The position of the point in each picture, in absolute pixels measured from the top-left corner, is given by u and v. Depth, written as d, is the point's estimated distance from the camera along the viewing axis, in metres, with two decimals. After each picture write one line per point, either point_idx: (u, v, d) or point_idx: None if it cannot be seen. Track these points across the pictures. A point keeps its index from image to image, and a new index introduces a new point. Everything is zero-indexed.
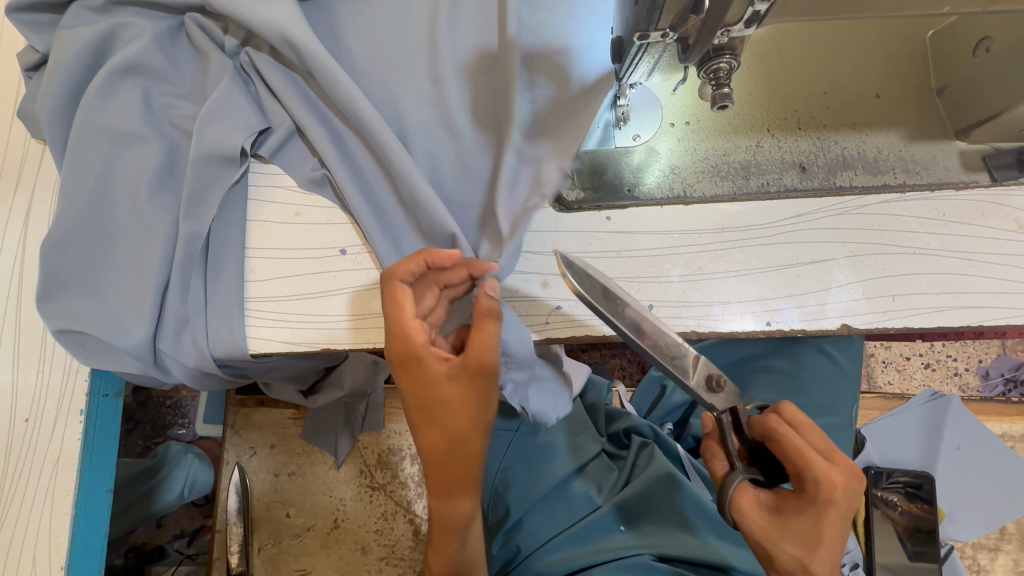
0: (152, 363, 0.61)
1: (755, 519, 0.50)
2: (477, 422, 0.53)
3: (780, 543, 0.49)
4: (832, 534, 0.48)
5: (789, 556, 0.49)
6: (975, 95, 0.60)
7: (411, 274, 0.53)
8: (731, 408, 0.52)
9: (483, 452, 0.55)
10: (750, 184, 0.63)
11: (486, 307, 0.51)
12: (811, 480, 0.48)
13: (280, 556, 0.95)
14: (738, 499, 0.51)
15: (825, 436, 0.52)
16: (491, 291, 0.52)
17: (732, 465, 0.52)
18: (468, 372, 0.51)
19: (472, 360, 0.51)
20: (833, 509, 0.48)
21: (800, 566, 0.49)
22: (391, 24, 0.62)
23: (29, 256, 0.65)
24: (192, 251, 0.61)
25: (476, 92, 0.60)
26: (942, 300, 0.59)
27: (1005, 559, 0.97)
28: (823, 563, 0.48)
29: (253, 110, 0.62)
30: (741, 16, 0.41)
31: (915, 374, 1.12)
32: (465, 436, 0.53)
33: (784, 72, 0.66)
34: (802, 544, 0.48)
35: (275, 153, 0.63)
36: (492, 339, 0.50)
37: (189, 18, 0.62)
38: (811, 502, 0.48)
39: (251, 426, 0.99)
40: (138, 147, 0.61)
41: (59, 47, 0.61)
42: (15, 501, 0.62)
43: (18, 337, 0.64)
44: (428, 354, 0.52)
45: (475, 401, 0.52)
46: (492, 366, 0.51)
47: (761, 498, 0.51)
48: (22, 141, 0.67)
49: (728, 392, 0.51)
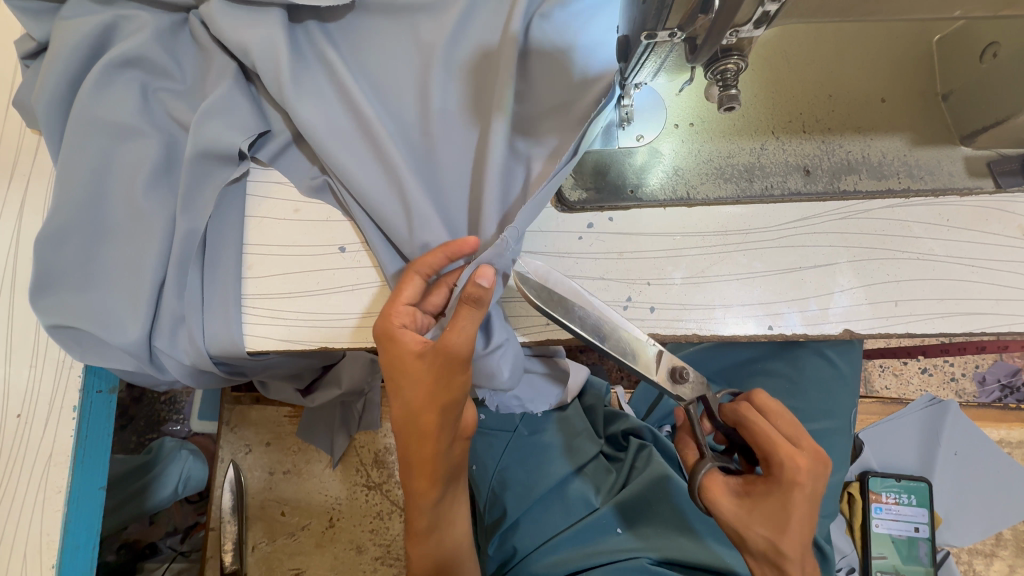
0: (148, 362, 0.61)
1: (726, 503, 0.53)
2: (433, 399, 0.53)
3: (750, 526, 0.51)
4: (798, 515, 0.50)
5: (760, 537, 0.51)
6: (980, 101, 0.59)
7: (429, 266, 0.54)
8: (699, 397, 0.55)
9: (445, 433, 0.55)
10: (754, 187, 0.62)
11: (472, 294, 0.48)
12: (777, 463, 0.51)
13: (273, 555, 0.94)
14: (711, 483, 0.54)
15: (795, 423, 0.54)
16: (483, 280, 0.48)
17: (704, 453, 0.55)
18: (433, 356, 0.51)
19: (440, 342, 0.50)
20: (798, 491, 0.50)
21: (769, 545, 0.51)
22: (393, 27, 0.61)
23: (23, 250, 0.64)
24: (190, 246, 0.60)
25: (482, 97, 0.59)
26: (944, 306, 0.59)
27: (1000, 565, 0.97)
28: (791, 543, 0.50)
29: (253, 113, 0.60)
30: (751, 16, 0.40)
31: (913, 379, 1.12)
32: (421, 411, 0.54)
33: (791, 75, 0.65)
34: (771, 526, 0.51)
35: (275, 158, 0.62)
36: (463, 325, 0.49)
37: (195, 16, 0.62)
38: (777, 484, 0.51)
39: (246, 423, 0.99)
40: (135, 139, 0.60)
41: (57, 38, 0.60)
42: (6, 498, 0.61)
43: (11, 332, 0.63)
44: (403, 335, 0.53)
45: (436, 380, 0.52)
46: (458, 351, 0.50)
47: (733, 482, 0.54)
48: (17, 131, 0.66)
49: (690, 381, 0.54)
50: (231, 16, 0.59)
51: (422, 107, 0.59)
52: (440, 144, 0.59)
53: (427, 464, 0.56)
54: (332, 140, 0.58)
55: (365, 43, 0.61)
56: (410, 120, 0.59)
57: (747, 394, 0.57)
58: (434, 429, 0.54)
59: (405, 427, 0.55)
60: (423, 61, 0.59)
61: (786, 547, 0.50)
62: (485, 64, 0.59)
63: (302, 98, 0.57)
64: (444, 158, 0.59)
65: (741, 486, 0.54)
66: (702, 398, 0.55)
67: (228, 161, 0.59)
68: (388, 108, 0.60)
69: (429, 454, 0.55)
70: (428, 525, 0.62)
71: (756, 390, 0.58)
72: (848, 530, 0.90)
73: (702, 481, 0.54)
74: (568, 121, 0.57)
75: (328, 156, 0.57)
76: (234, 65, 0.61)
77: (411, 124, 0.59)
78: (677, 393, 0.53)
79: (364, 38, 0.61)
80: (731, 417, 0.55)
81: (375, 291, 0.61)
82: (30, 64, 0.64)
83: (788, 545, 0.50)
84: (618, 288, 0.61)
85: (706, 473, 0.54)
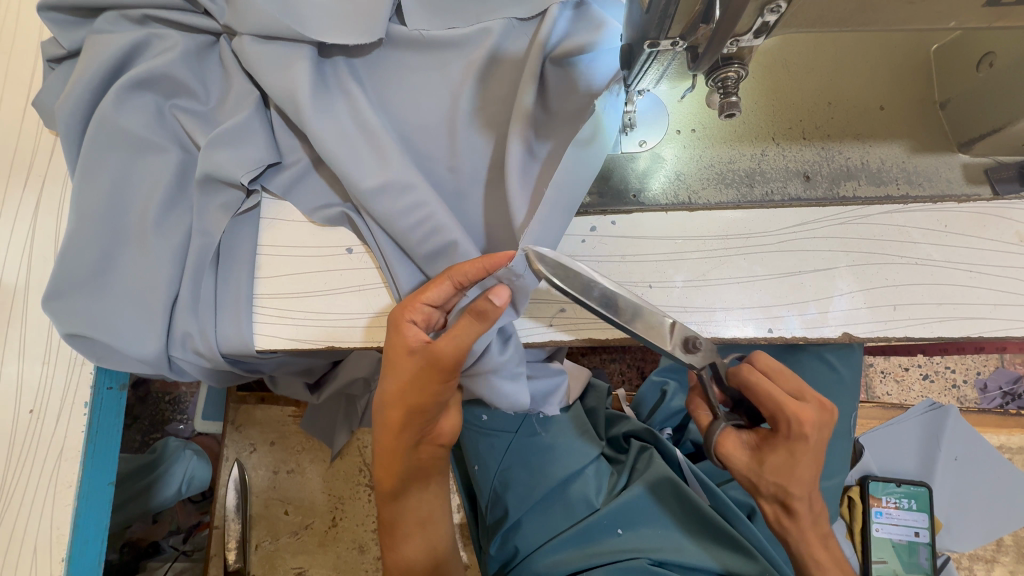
0: (166, 369, 0.62)
1: (739, 458, 0.55)
2: (405, 394, 0.57)
3: (761, 476, 0.54)
4: (804, 462, 0.52)
5: (771, 483, 0.54)
6: (974, 109, 0.61)
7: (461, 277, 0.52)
8: (709, 364, 0.52)
9: (405, 427, 0.59)
10: (754, 192, 0.63)
11: (480, 309, 0.49)
12: (782, 421, 0.52)
13: (276, 553, 0.95)
14: (724, 441, 0.56)
15: (795, 376, 0.55)
16: (495, 299, 0.48)
17: (717, 414, 0.56)
18: (427, 357, 0.54)
19: (436, 348, 0.52)
20: (803, 442, 0.51)
21: (779, 490, 0.54)
22: (418, 57, 0.63)
23: (37, 249, 0.65)
24: (203, 258, 0.61)
25: (503, 118, 0.61)
26: (942, 310, 0.60)
27: (1001, 570, 0.98)
28: (800, 486, 0.53)
29: (268, 142, 0.62)
30: (751, 26, 0.41)
31: (914, 385, 1.13)
32: (389, 401, 0.58)
33: (791, 82, 0.66)
34: (781, 474, 0.53)
35: (288, 191, 0.63)
36: (461, 338, 0.51)
37: (224, 39, 0.64)
38: (784, 438, 0.53)
39: (251, 423, 1.00)
40: (152, 144, 0.62)
41: (88, 51, 0.62)
42: (18, 490, 0.62)
43: (25, 330, 0.64)
44: (410, 329, 0.54)
45: (419, 379, 0.55)
46: (446, 361, 0.53)
47: (747, 437, 0.56)
48: (34, 133, 0.68)
49: (704, 351, 0.51)
50: (263, 52, 0.60)
51: (450, 133, 0.61)
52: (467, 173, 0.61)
53: (390, 449, 0.62)
54: (344, 147, 0.59)
55: (393, 77, 0.63)
56: (439, 150, 0.61)
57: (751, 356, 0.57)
58: (398, 422, 0.59)
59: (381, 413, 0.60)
60: (450, 87, 0.62)
61: (793, 489, 0.53)
62: (505, 82, 0.61)
63: (320, 114, 0.59)
64: (462, 165, 0.60)
65: (754, 439, 0.56)
66: (713, 367, 0.53)
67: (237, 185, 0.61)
68: (393, 119, 0.62)
69: (397, 440, 0.61)
70: (393, 518, 0.67)
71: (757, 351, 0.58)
72: (848, 534, 0.89)
73: (716, 439, 0.57)
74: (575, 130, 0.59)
75: (335, 158, 0.58)
76: (255, 95, 0.62)
77: (436, 147, 0.61)
78: (690, 363, 0.51)
79: (388, 72, 0.63)
80: (735, 380, 0.55)
81: (380, 291, 0.63)
82: (54, 67, 0.66)
83: (796, 488, 0.53)
84: None
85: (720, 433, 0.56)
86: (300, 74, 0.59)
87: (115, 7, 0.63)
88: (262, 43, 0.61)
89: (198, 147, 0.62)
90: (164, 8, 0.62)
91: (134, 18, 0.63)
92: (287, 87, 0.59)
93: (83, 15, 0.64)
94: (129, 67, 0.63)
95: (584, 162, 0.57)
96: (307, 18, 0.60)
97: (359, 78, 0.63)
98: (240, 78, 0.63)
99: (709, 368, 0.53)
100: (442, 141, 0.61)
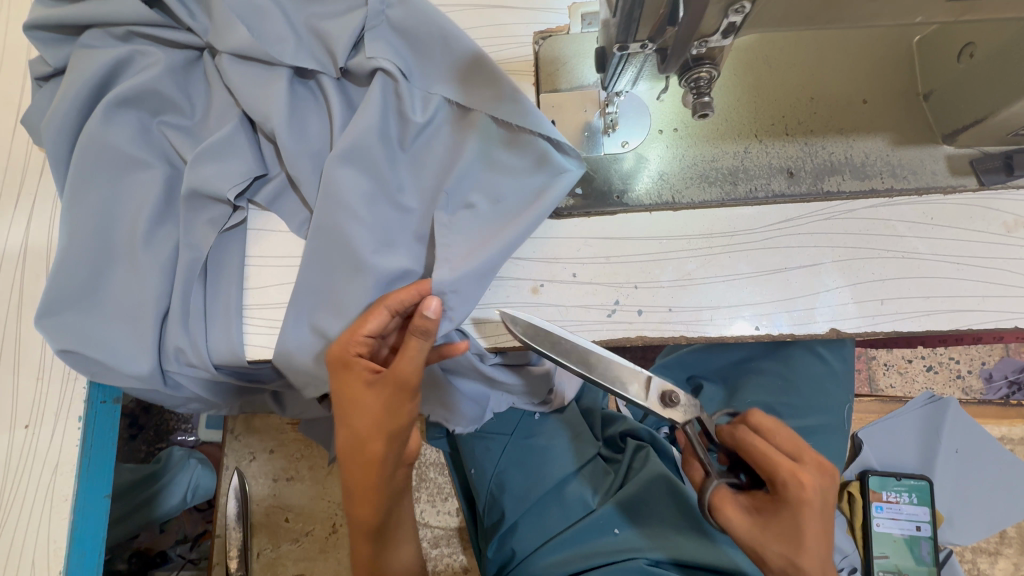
0: (160, 382, 0.63)
1: (737, 521, 0.53)
2: (378, 429, 0.53)
3: (766, 543, 0.52)
4: (811, 527, 0.51)
5: (777, 554, 0.52)
6: (957, 101, 0.61)
7: (401, 303, 0.55)
8: (696, 418, 0.56)
9: (386, 460, 0.54)
10: (738, 190, 0.64)
11: (421, 326, 0.51)
12: (780, 480, 0.51)
13: (278, 560, 0.95)
14: (721, 500, 0.54)
15: (792, 437, 0.54)
16: (428, 312, 0.51)
17: (710, 470, 0.55)
18: (385, 387, 0.53)
19: (392, 373, 0.52)
20: (806, 504, 0.51)
21: (787, 562, 0.51)
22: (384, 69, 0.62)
23: (29, 268, 0.66)
24: (193, 271, 0.62)
25: (479, 124, 0.60)
26: (930, 304, 0.59)
27: (1005, 563, 0.98)
28: (812, 557, 0.51)
29: (253, 157, 0.63)
30: (717, 27, 0.42)
31: (918, 377, 1.14)
32: (365, 437, 0.54)
33: (772, 78, 0.66)
34: (786, 541, 0.51)
35: (272, 202, 0.64)
36: (415, 355, 0.52)
37: (208, 54, 0.65)
38: (787, 501, 0.51)
39: (251, 431, 1.00)
40: (136, 164, 0.63)
41: (73, 68, 0.63)
42: (15, 504, 0.63)
43: (20, 345, 0.65)
44: (356, 364, 0.53)
45: (384, 411, 0.53)
46: (410, 382, 0.52)
47: (743, 500, 0.55)
48: (25, 152, 0.69)
49: (683, 404, 0.55)
50: (243, 71, 0.61)
51: (430, 150, 0.62)
52: (453, 184, 0.60)
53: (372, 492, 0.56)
54: (315, 171, 0.62)
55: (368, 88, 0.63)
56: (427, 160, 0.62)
57: (744, 416, 0.57)
58: (377, 458, 0.54)
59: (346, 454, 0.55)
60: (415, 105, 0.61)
61: (805, 563, 0.51)
62: (480, 92, 0.60)
63: (290, 132, 0.60)
64: (430, 166, 0.62)
65: (749, 502, 0.55)
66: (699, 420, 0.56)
67: (222, 200, 0.62)
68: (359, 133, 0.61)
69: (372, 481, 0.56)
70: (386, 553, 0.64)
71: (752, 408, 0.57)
72: (849, 529, 0.88)
73: (711, 499, 0.55)
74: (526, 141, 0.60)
75: (304, 177, 0.61)
76: (238, 110, 0.63)
77: (430, 154, 0.62)
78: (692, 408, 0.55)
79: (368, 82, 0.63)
80: (730, 440, 0.56)
81: None
82: (42, 85, 0.67)
83: (807, 562, 0.51)
84: (606, 292, 0.62)
85: (714, 490, 0.55)
86: (281, 91, 0.60)
87: (99, 24, 0.63)
88: (241, 61, 0.62)
89: (185, 162, 0.63)
90: (147, 24, 0.63)
91: (118, 34, 0.64)
92: (262, 109, 0.60)
93: (69, 32, 0.65)
94: (113, 83, 0.63)
95: (533, 182, 0.61)
96: (286, 34, 0.61)
97: (342, 88, 0.63)
98: (225, 94, 0.64)
99: (693, 423, 0.56)
100: (424, 153, 0.62)
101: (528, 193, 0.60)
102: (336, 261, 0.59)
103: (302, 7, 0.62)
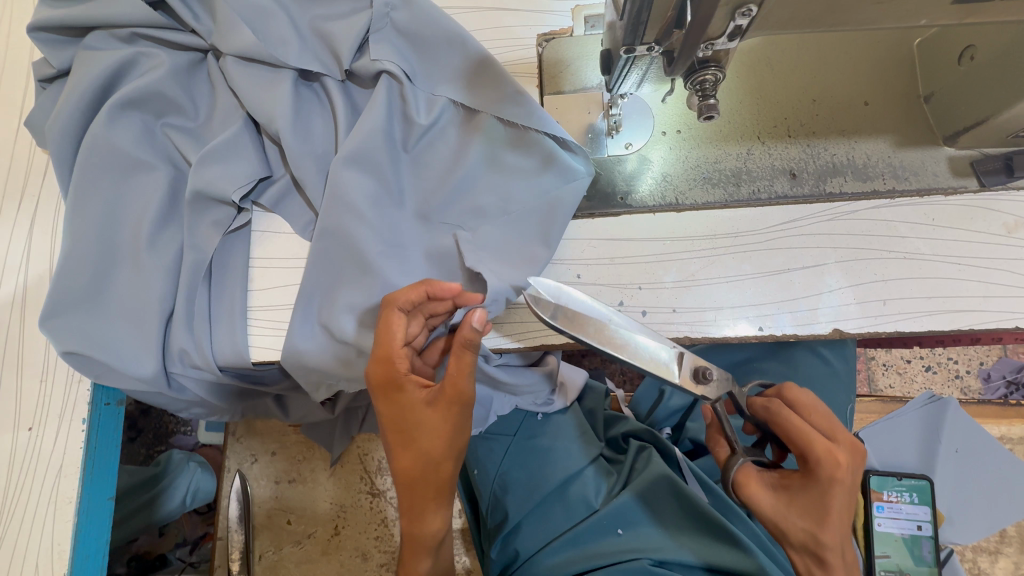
0: (164, 384, 0.63)
1: (762, 497, 0.53)
2: (451, 447, 0.52)
3: (790, 517, 0.52)
4: (839, 506, 0.50)
5: (800, 529, 0.52)
6: (958, 102, 0.61)
7: (410, 302, 0.53)
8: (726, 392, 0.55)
9: (455, 474, 0.55)
10: (741, 191, 0.64)
11: (467, 338, 0.50)
12: (813, 459, 0.50)
13: (280, 562, 0.95)
14: (746, 478, 0.54)
15: (829, 415, 0.53)
16: (477, 323, 0.50)
17: (735, 447, 0.55)
18: (445, 404, 0.51)
19: (450, 386, 0.51)
20: (836, 484, 0.50)
21: (809, 536, 0.51)
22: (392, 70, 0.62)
23: (32, 270, 0.66)
24: (197, 273, 0.62)
25: (485, 126, 0.61)
26: (932, 305, 0.60)
27: (1005, 562, 0.98)
28: (833, 534, 0.50)
29: (257, 159, 0.63)
30: (724, 30, 0.42)
31: (916, 377, 1.14)
32: (438, 459, 0.52)
33: (774, 80, 0.67)
34: (810, 518, 0.51)
35: (276, 204, 0.64)
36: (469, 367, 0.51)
37: (212, 56, 0.65)
38: (817, 479, 0.51)
39: (252, 433, 1.00)
40: (140, 166, 0.63)
41: (77, 70, 0.63)
42: (19, 507, 0.63)
43: (22, 348, 0.65)
44: (409, 384, 0.51)
45: (451, 428, 0.52)
46: (470, 394, 0.51)
47: (769, 476, 0.54)
48: (28, 154, 0.69)
49: (714, 382, 0.52)
50: (247, 73, 0.62)
51: (436, 150, 0.62)
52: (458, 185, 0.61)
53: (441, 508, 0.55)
54: (320, 173, 0.62)
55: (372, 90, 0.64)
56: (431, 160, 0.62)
57: (779, 390, 0.56)
58: (449, 476, 0.54)
59: (414, 481, 0.53)
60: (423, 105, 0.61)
61: (826, 538, 0.50)
62: (483, 92, 0.60)
63: (295, 134, 0.60)
64: (435, 167, 0.62)
65: (776, 479, 0.54)
66: (730, 394, 0.55)
67: (227, 201, 0.62)
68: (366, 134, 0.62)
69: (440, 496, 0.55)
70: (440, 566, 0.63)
71: (787, 383, 0.56)
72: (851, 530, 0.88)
73: (736, 476, 0.54)
74: (531, 142, 0.60)
75: (309, 178, 0.61)
76: (242, 112, 0.63)
77: (438, 156, 0.62)
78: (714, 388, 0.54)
79: (373, 84, 0.63)
80: (762, 414, 0.55)
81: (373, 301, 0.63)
82: (45, 87, 0.67)
83: (827, 537, 0.50)
84: (610, 293, 0.62)
85: (739, 467, 0.55)
86: (286, 93, 0.60)
87: (103, 25, 0.63)
88: (245, 63, 0.62)
89: (189, 164, 0.63)
90: (152, 26, 0.63)
91: (122, 36, 0.64)
92: (267, 111, 0.60)
93: (72, 34, 0.65)
94: (117, 85, 0.63)
95: (538, 186, 0.61)
96: (291, 35, 0.61)
97: (346, 90, 0.64)
98: (230, 97, 0.64)
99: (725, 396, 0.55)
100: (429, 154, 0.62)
101: (532, 193, 0.61)
102: (342, 262, 0.60)
103: (306, 9, 0.63)
